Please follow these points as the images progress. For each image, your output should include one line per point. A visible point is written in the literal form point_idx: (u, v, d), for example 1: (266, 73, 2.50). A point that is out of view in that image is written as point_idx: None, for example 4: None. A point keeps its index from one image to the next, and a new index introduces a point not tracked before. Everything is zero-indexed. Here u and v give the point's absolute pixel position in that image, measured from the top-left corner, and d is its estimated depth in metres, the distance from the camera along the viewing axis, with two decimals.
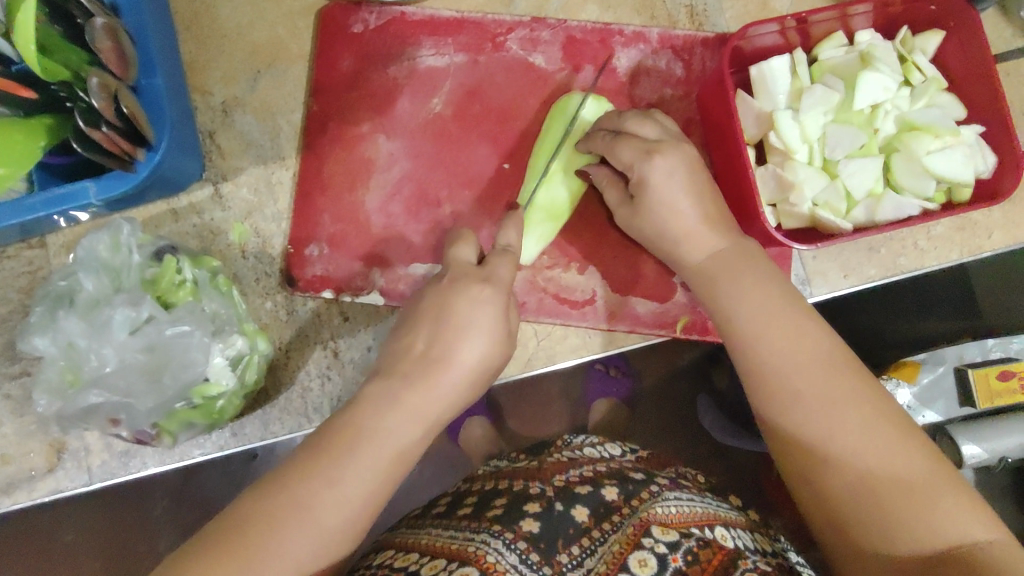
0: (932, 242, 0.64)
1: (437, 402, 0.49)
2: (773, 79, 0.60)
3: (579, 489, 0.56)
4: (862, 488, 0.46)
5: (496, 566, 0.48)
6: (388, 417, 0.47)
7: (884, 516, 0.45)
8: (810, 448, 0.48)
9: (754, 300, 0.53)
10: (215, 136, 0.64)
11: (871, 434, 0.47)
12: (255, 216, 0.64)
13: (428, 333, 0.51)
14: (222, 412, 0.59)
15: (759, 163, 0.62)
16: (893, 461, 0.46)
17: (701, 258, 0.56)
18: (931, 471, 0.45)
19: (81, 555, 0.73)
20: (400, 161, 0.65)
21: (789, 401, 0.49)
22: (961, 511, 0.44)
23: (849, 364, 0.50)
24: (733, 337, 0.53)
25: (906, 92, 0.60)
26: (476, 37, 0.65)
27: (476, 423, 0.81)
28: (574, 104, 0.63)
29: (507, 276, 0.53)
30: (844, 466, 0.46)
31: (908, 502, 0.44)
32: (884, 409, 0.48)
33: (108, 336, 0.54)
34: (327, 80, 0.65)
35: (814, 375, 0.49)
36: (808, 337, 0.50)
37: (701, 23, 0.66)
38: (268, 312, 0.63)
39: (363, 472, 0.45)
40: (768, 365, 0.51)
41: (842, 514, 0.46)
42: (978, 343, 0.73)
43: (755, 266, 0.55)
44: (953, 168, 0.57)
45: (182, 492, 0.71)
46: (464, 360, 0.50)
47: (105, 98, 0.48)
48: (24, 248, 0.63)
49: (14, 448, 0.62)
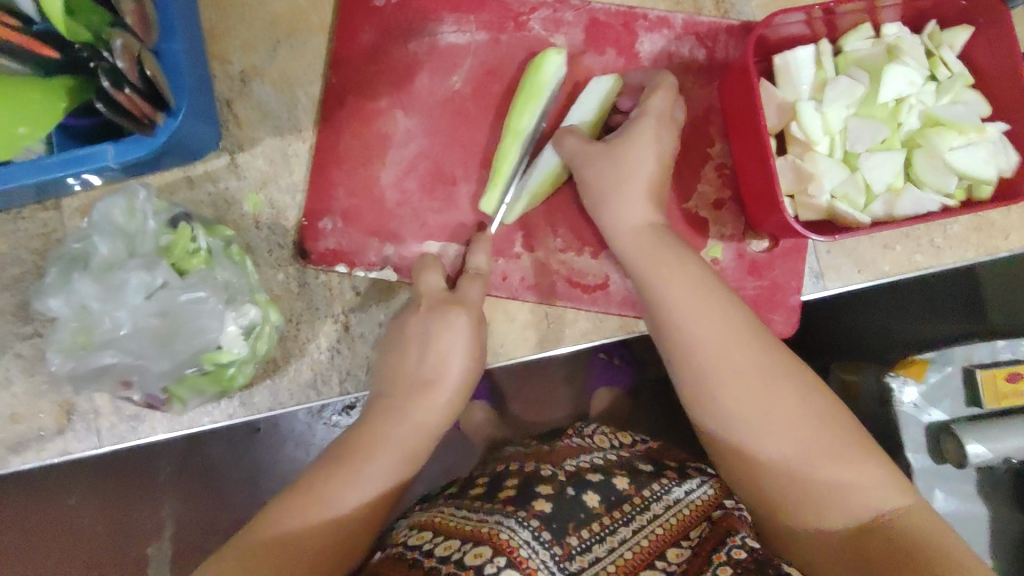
0: (948, 241, 0.64)
1: (417, 431, 0.55)
2: (797, 69, 0.59)
3: (592, 477, 0.55)
4: (792, 464, 0.48)
5: (508, 544, 0.48)
6: (366, 466, 0.52)
7: (815, 489, 0.48)
8: (740, 432, 0.50)
9: (683, 283, 0.54)
10: (232, 105, 0.64)
11: (805, 411, 0.49)
12: (270, 187, 0.64)
13: (416, 353, 0.57)
14: (231, 380, 0.60)
15: (777, 153, 0.62)
16: (820, 435, 0.48)
17: (643, 238, 0.57)
18: (856, 441, 0.49)
19: (83, 519, 0.77)
20: (417, 138, 0.64)
21: (716, 387, 0.51)
22: (882, 477, 0.48)
23: (774, 344, 0.52)
24: (664, 323, 0.54)
25: (931, 87, 0.59)
26: (498, 15, 0.64)
27: (477, 407, 0.79)
28: (555, 76, 0.62)
29: (478, 297, 0.59)
30: (777, 445, 0.49)
31: (837, 471, 0.48)
32: (806, 380, 0.51)
33: (122, 299, 0.55)
34: (346, 54, 0.65)
35: (745, 355, 0.51)
36: (735, 318, 0.52)
37: (727, 11, 0.66)
38: (279, 284, 0.63)
39: (375, 475, 0.52)
40: (696, 353, 0.52)
41: (773, 493, 0.49)
42: (988, 344, 0.72)
43: (680, 255, 0.56)
44: (975, 166, 0.56)
45: (187, 461, 0.80)
46: (451, 376, 0.57)
47: (128, 60, 0.48)
48: (38, 209, 0.63)
49: (23, 407, 0.62)
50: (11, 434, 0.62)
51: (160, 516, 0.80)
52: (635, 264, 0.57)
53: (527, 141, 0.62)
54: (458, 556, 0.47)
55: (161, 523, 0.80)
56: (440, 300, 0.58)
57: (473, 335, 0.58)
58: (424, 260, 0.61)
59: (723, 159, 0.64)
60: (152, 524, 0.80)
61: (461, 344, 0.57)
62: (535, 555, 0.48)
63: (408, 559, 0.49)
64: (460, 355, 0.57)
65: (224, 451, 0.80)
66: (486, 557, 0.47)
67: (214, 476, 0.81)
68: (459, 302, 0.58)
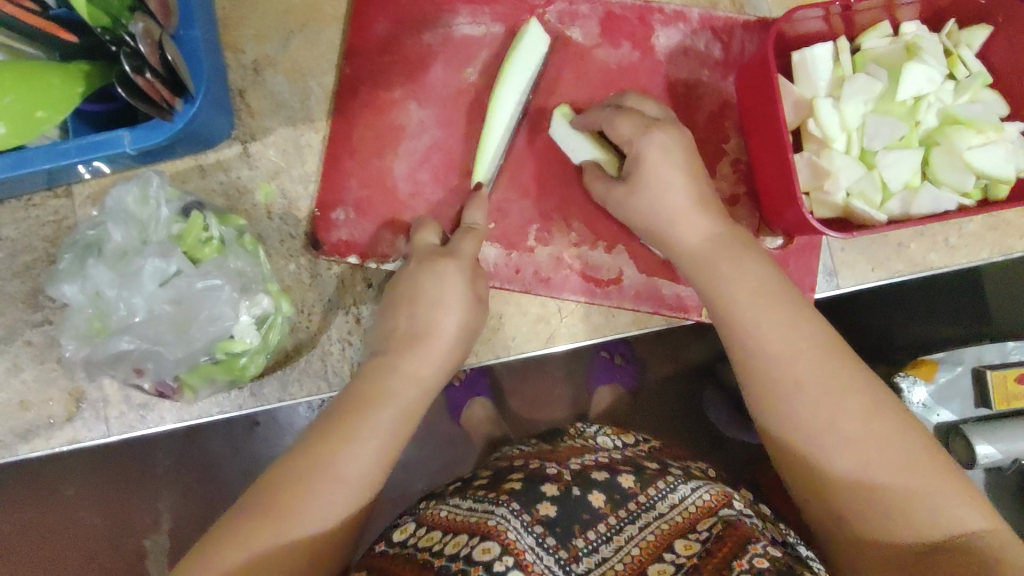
0: (962, 239, 0.64)
1: (408, 387, 0.52)
2: (814, 66, 0.59)
3: (596, 475, 0.55)
4: (860, 478, 0.46)
5: (515, 546, 0.48)
6: (365, 423, 0.49)
7: (878, 504, 0.45)
8: (802, 439, 0.48)
9: (748, 283, 0.51)
10: (245, 94, 0.63)
11: (873, 421, 0.46)
12: (282, 177, 0.64)
13: (407, 311, 0.55)
14: (243, 370, 0.59)
15: (794, 150, 0.62)
16: (892, 450, 0.45)
17: (692, 234, 0.55)
18: (929, 456, 0.46)
19: (80, 515, 0.73)
20: (431, 129, 0.64)
21: (783, 393, 0.48)
22: (958, 496, 0.45)
23: (842, 348, 0.49)
24: (728, 324, 0.52)
25: (950, 86, 0.59)
26: (513, 7, 0.64)
27: (478, 404, 0.78)
28: (533, 50, 0.62)
29: (471, 251, 0.58)
30: (840, 456, 0.46)
31: (910, 489, 0.45)
32: (881, 392, 0.47)
33: (138, 285, 0.55)
34: (360, 44, 0.64)
35: (810, 359, 0.48)
36: (806, 322, 0.50)
37: (743, 6, 0.66)
38: (291, 274, 0.63)
39: (373, 431, 0.49)
40: (763, 356, 0.50)
41: (840, 507, 0.47)
42: (998, 346, 0.72)
43: (749, 250, 0.53)
44: (994, 165, 0.56)
45: (185, 454, 0.75)
46: (445, 330, 0.54)
47: (150, 44, 0.48)
48: (49, 197, 0.63)
49: (32, 394, 0.62)
50: (19, 422, 0.61)
51: (159, 508, 0.76)
52: (690, 263, 0.55)
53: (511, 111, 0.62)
54: (467, 553, 0.47)
55: (157, 518, 0.76)
56: (430, 253, 0.57)
57: (467, 288, 0.56)
58: (422, 219, 0.61)
59: (738, 155, 0.65)
60: (150, 517, 0.76)
61: (458, 298, 0.55)
62: (540, 559, 0.48)
63: (421, 563, 0.49)
64: (459, 308, 0.55)
65: (221, 444, 0.74)
66: (495, 552, 0.47)
67: (213, 473, 0.76)
68: (449, 254, 0.57)
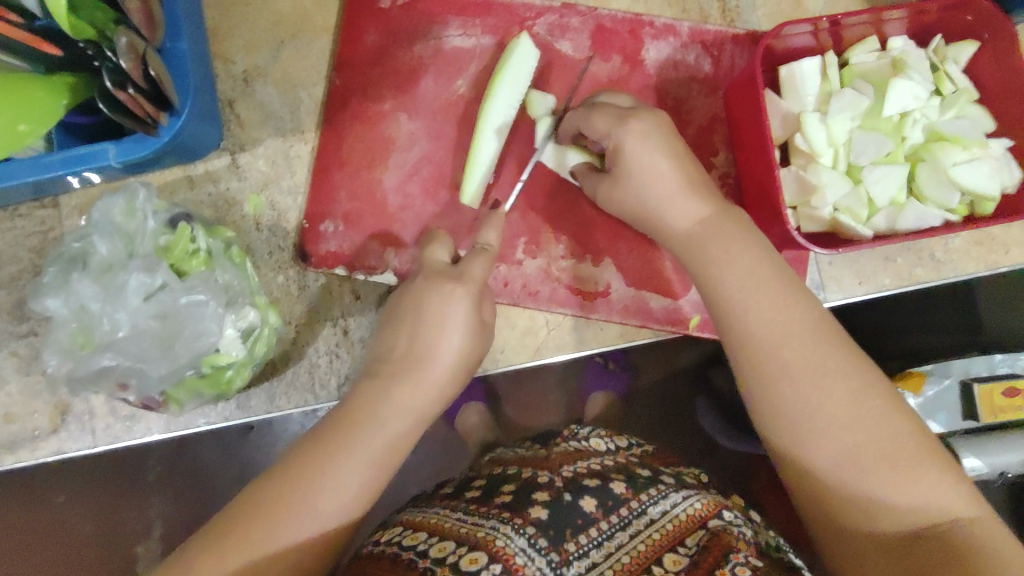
0: (949, 253, 0.68)
1: (384, 425, 0.50)
2: (802, 81, 0.59)
3: (587, 481, 0.55)
4: (848, 466, 0.45)
5: (504, 551, 0.48)
6: (354, 445, 0.48)
7: (865, 492, 0.45)
8: (791, 424, 0.47)
9: (745, 269, 0.51)
10: (235, 105, 0.63)
11: (862, 408, 0.46)
12: (271, 189, 0.63)
13: (408, 332, 0.54)
14: (229, 383, 0.59)
15: (782, 163, 0.62)
16: (879, 439, 0.45)
17: (684, 220, 0.54)
18: (919, 443, 0.45)
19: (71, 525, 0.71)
20: (420, 141, 0.64)
21: (779, 380, 0.48)
22: (945, 484, 0.44)
23: (836, 336, 0.48)
24: (720, 309, 0.52)
25: (936, 102, 0.59)
26: (504, 20, 0.64)
27: (472, 409, 0.79)
28: (521, 64, 0.62)
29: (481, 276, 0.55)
30: (827, 444, 0.46)
31: (896, 479, 0.44)
32: (873, 381, 0.47)
33: (122, 300, 0.54)
34: (351, 55, 0.64)
35: (803, 342, 0.48)
36: (799, 310, 0.49)
37: (733, 20, 0.66)
38: (279, 286, 0.63)
39: (358, 464, 0.48)
40: (757, 344, 0.49)
41: (829, 496, 0.46)
42: (986, 358, 0.70)
43: (746, 240, 0.52)
44: (978, 181, 0.56)
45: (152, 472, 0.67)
46: (442, 357, 0.53)
47: (133, 59, 0.48)
48: (37, 207, 0.62)
49: (18, 406, 0.62)
50: (4, 433, 0.62)
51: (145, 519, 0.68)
52: (683, 253, 0.54)
53: (498, 127, 0.62)
54: (453, 560, 0.48)
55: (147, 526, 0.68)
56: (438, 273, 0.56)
57: (472, 315, 0.54)
58: (433, 232, 0.61)
59: (727, 168, 0.65)
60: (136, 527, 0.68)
61: (459, 322, 0.54)
62: (530, 561, 0.49)
63: (404, 561, 0.48)
64: (461, 331, 0.54)
65: (205, 452, 0.65)
66: (482, 562, 0.47)
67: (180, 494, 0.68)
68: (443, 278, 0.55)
